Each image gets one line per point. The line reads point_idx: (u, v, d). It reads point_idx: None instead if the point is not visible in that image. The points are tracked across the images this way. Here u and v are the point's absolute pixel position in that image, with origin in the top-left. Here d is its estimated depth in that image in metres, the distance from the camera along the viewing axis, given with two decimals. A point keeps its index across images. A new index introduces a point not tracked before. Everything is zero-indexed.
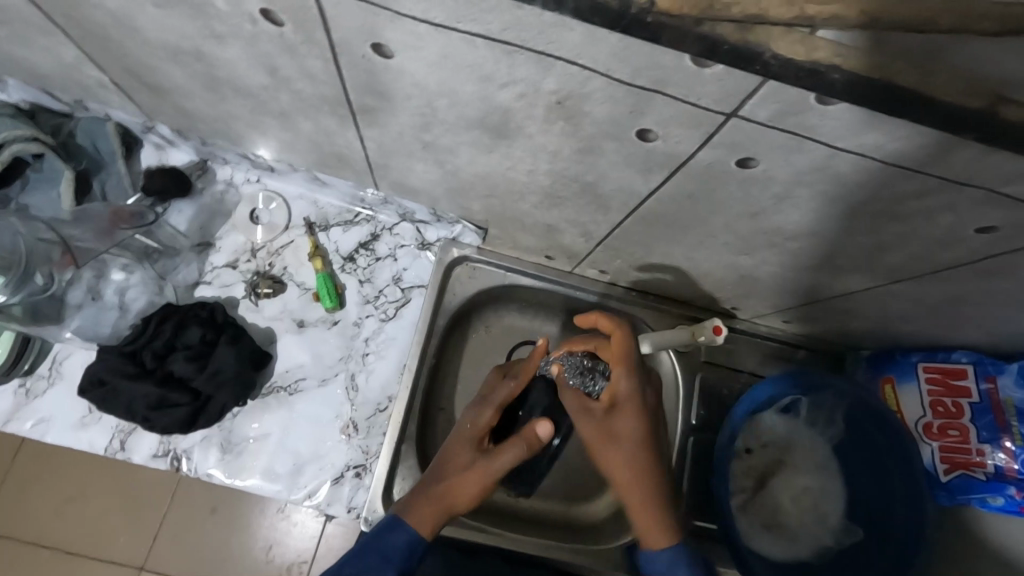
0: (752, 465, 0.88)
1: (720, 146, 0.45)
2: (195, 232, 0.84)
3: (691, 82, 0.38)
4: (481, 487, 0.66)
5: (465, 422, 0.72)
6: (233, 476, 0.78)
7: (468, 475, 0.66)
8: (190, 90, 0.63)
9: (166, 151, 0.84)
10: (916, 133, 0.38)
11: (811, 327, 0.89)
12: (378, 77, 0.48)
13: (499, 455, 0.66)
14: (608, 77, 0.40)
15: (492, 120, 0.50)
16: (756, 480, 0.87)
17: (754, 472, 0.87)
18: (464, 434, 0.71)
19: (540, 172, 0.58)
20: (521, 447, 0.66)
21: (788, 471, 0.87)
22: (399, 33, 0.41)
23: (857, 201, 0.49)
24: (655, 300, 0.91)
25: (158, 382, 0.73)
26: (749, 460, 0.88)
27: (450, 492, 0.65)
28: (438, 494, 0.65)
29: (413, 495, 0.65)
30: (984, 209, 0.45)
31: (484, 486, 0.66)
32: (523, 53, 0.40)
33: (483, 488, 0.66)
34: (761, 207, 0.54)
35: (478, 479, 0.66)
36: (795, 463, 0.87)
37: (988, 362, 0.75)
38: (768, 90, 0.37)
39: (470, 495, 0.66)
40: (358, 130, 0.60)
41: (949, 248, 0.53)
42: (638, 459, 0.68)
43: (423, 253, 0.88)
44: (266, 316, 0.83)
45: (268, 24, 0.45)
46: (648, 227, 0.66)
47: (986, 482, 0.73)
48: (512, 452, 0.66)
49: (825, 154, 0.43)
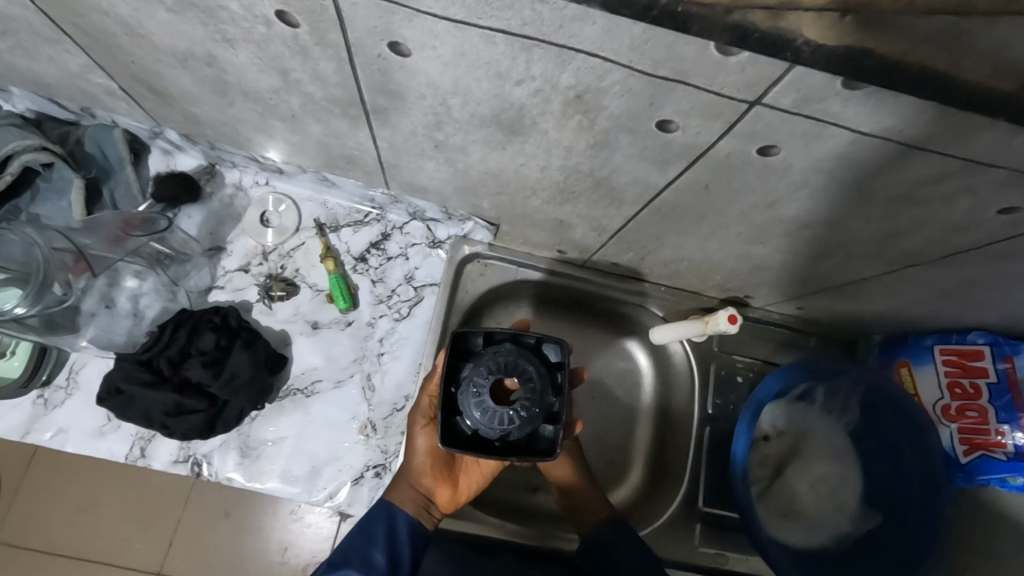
0: (771, 454, 0.88)
1: (740, 135, 0.45)
2: (206, 237, 0.84)
3: (714, 71, 0.38)
4: (425, 466, 0.71)
5: None
6: (253, 479, 0.79)
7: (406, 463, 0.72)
8: (198, 96, 0.63)
9: (174, 157, 0.83)
10: (942, 116, 0.37)
11: (825, 313, 0.89)
12: (392, 77, 0.48)
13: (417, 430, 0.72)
14: (628, 69, 0.40)
15: (507, 117, 0.50)
16: (771, 467, 0.87)
17: (772, 462, 0.87)
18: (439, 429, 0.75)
19: (554, 167, 0.58)
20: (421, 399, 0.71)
21: (805, 456, 0.87)
22: (416, 31, 0.41)
23: (878, 187, 0.48)
24: (667, 291, 0.92)
25: (176, 389, 0.73)
26: (769, 451, 0.88)
27: (403, 475, 0.71)
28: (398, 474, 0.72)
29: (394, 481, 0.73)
30: (1006, 191, 0.45)
31: (427, 462, 0.71)
32: (543, 47, 0.39)
33: (430, 465, 0.71)
34: (778, 195, 0.53)
35: (414, 458, 0.72)
36: (814, 450, 0.87)
37: (1004, 342, 0.75)
38: (792, 77, 0.36)
39: (419, 474, 0.71)
40: (370, 131, 0.60)
41: (969, 231, 0.53)
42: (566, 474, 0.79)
43: (434, 251, 0.88)
44: (280, 318, 0.83)
45: (282, 26, 0.44)
46: (661, 219, 0.65)
47: (1007, 462, 0.74)
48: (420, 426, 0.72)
49: (846, 141, 0.42)
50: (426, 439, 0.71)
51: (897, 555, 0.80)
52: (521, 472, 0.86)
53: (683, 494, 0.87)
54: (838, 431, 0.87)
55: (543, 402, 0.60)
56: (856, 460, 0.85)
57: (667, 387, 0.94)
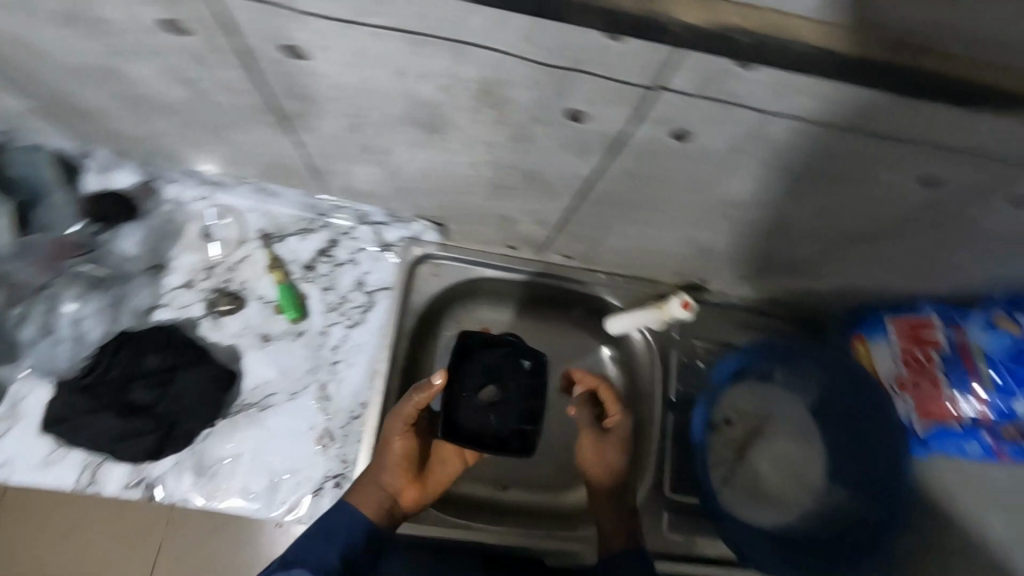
0: (734, 438, 0.88)
1: (651, 121, 0.44)
2: (146, 255, 0.82)
3: (608, 57, 0.37)
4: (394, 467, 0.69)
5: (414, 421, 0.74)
6: (210, 498, 0.77)
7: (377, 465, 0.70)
8: (116, 112, 0.61)
9: (108, 174, 0.81)
10: (840, 91, 0.37)
11: (780, 292, 0.89)
12: (298, 81, 0.47)
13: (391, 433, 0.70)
14: (525, 60, 0.39)
15: (421, 115, 0.49)
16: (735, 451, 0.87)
17: (735, 446, 0.88)
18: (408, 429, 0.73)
19: (482, 163, 0.57)
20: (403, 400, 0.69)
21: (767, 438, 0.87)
22: (307, 34, 0.40)
23: (799, 165, 0.48)
24: (624, 280, 0.91)
25: (121, 412, 0.72)
26: (733, 435, 0.88)
27: (371, 475, 0.69)
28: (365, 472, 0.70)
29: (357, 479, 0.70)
30: (921, 161, 0.45)
31: (397, 464, 0.69)
32: (436, 43, 0.39)
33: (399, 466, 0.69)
34: (706, 180, 0.53)
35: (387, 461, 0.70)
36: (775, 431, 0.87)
37: (954, 311, 0.77)
38: (684, 59, 0.36)
39: (388, 475, 0.69)
40: (293, 137, 0.58)
41: (897, 204, 0.53)
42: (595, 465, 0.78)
43: (384, 254, 0.87)
44: (229, 333, 0.81)
45: (173, 35, 0.43)
46: (601, 209, 0.65)
47: (961, 431, 0.74)
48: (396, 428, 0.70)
49: (755, 121, 0.42)
50: (399, 440, 0.69)
51: (863, 530, 0.80)
52: (494, 469, 0.85)
53: (649, 482, 0.86)
54: (797, 411, 0.88)
55: (526, 407, 0.62)
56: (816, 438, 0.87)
57: (631, 376, 0.93)
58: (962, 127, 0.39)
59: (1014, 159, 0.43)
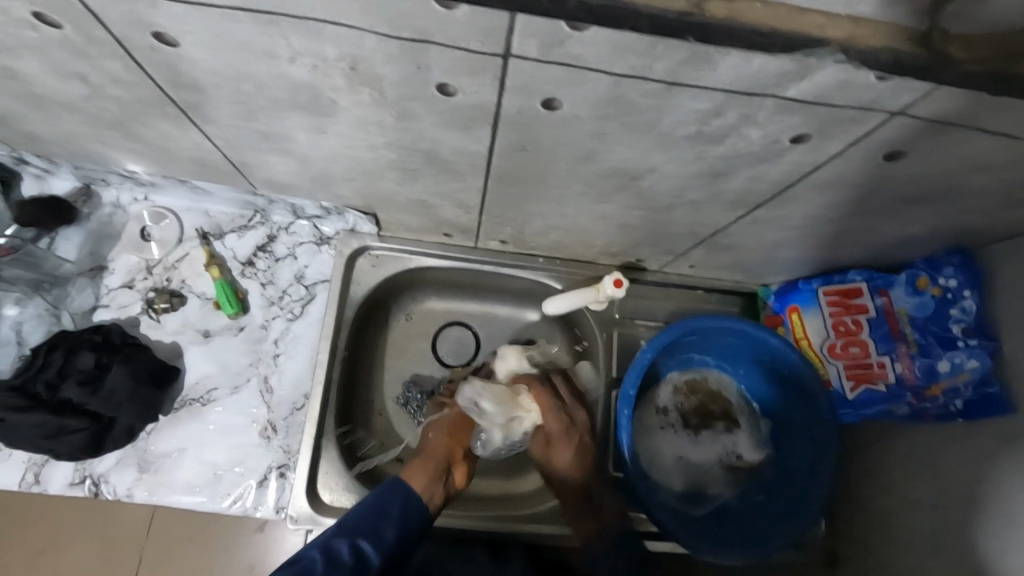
0: (671, 429, 0.86)
1: (515, 90, 0.45)
2: (85, 258, 0.83)
3: (448, 26, 0.38)
4: (439, 432, 0.82)
5: (440, 420, 0.84)
6: (153, 493, 0.78)
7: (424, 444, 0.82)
8: (25, 114, 0.61)
9: (47, 180, 0.82)
10: (672, 47, 0.38)
11: (718, 269, 0.90)
12: (180, 70, 0.48)
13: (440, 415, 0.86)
14: (375, 34, 0.40)
15: (303, 97, 0.50)
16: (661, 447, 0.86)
17: (674, 442, 0.86)
18: (443, 427, 0.83)
19: (380, 146, 0.58)
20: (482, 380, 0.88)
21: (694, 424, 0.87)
22: (165, 19, 0.41)
23: (671, 129, 0.49)
24: (563, 264, 0.92)
25: (52, 410, 0.72)
26: (670, 431, 0.86)
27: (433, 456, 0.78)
28: (422, 458, 0.78)
29: (420, 462, 0.77)
30: (782, 117, 0.46)
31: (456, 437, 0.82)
32: (288, 21, 0.40)
33: (456, 435, 0.83)
34: (591, 150, 0.54)
35: (439, 428, 0.83)
36: (705, 419, 0.87)
37: (878, 277, 0.79)
38: (519, 23, 0.37)
39: (447, 443, 0.81)
40: (199, 130, 0.60)
41: (781, 165, 0.54)
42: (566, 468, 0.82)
43: (322, 248, 0.88)
44: (169, 331, 0.83)
45: (47, 29, 0.44)
46: (510, 188, 0.66)
47: (886, 393, 0.75)
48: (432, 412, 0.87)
49: (609, 84, 0.43)
50: (458, 415, 0.85)
51: (796, 500, 0.80)
52: None
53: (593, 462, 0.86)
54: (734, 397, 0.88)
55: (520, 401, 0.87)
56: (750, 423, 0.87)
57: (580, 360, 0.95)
58: (806, 76, 0.40)
59: (867, 107, 0.43)
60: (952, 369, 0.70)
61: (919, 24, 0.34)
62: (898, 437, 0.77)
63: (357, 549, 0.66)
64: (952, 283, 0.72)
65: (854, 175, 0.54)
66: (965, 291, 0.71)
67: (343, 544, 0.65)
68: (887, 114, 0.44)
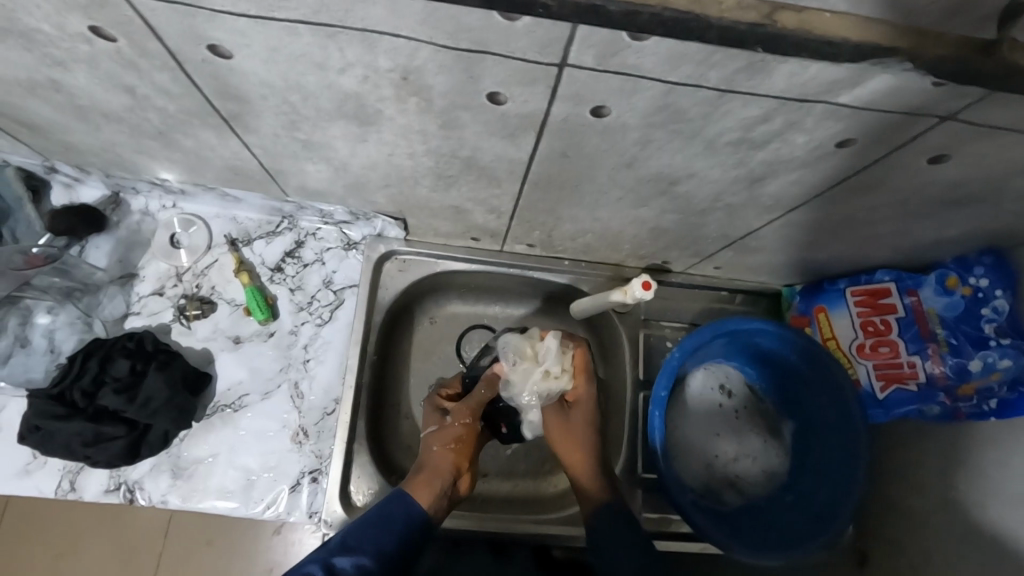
0: (713, 408, 0.88)
1: (566, 99, 0.45)
2: (116, 266, 0.84)
3: (507, 38, 0.39)
4: (440, 440, 0.77)
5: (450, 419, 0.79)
6: (187, 499, 0.78)
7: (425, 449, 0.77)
8: (64, 123, 0.61)
9: (76, 189, 0.83)
10: (730, 56, 0.38)
11: (744, 271, 0.90)
12: (228, 81, 0.48)
13: (443, 423, 0.79)
14: (432, 45, 0.40)
15: (350, 107, 0.50)
16: (694, 416, 0.88)
17: (710, 419, 0.88)
18: (445, 435, 0.78)
19: (421, 153, 0.58)
20: (484, 386, 0.78)
21: (734, 419, 0.88)
22: (222, 31, 0.41)
23: (717, 135, 0.49)
24: (589, 266, 0.92)
25: (90, 418, 0.73)
26: (711, 406, 0.88)
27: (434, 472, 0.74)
28: (424, 476, 0.74)
29: (419, 477, 0.73)
30: (831, 122, 0.46)
31: (456, 446, 0.77)
32: (345, 33, 0.40)
33: (457, 440, 0.78)
34: (633, 155, 0.54)
35: (444, 441, 0.77)
36: (745, 422, 0.88)
37: (907, 277, 0.79)
38: (579, 34, 0.37)
39: (446, 459, 0.76)
40: (238, 139, 0.60)
41: (823, 169, 0.54)
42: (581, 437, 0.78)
43: (350, 253, 0.88)
44: (199, 337, 0.83)
45: (101, 42, 0.44)
46: (545, 194, 0.66)
47: (917, 393, 0.75)
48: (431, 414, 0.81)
49: (661, 92, 0.43)
50: (461, 423, 0.78)
51: (825, 500, 0.79)
52: None
53: (623, 462, 0.87)
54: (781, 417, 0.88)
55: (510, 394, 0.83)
56: (779, 424, 0.88)
57: (605, 362, 0.95)
58: (859, 84, 0.40)
59: (917, 112, 0.44)
60: (984, 369, 0.71)
61: (983, 35, 0.34)
62: (931, 437, 0.77)
63: (360, 565, 0.64)
64: (983, 282, 0.72)
65: (895, 178, 0.55)
66: (997, 291, 0.71)
67: (347, 560, 0.64)
68: (937, 119, 0.44)
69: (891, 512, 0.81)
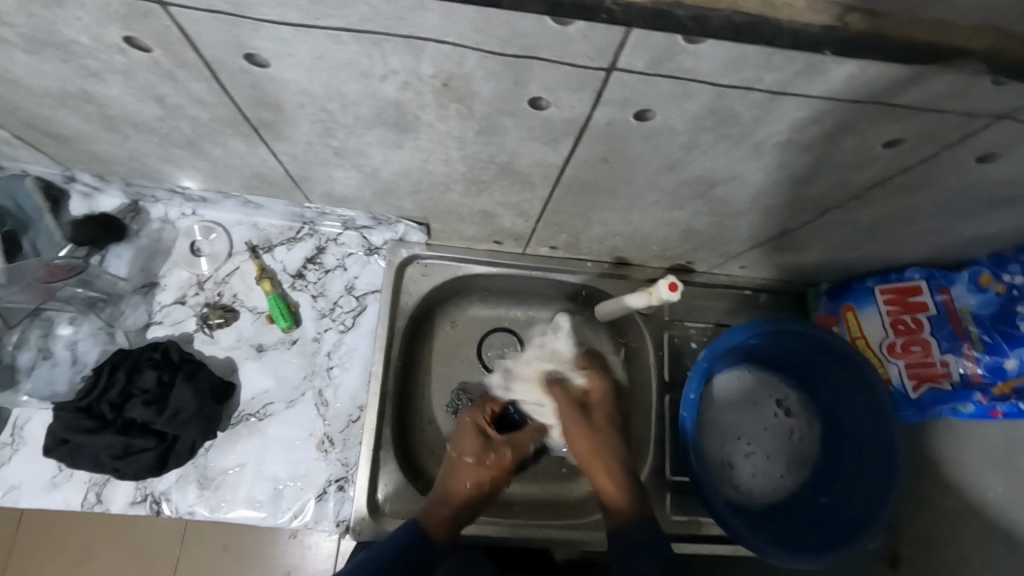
0: (767, 413, 0.87)
1: (612, 103, 0.44)
2: (137, 275, 0.83)
3: (561, 43, 0.38)
4: (476, 475, 0.76)
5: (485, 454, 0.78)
6: (214, 509, 0.77)
7: (451, 473, 0.77)
8: (90, 133, 0.60)
9: (95, 198, 0.82)
10: (789, 59, 0.37)
11: (770, 270, 0.89)
12: (265, 90, 0.47)
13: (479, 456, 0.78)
14: (480, 51, 0.39)
15: (389, 115, 0.49)
16: (750, 406, 0.87)
17: (762, 420, 0.87)
18: (480, 471, 0.77)
19: (455, 159, 0.57)
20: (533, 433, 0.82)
21: (777, 432, 0.86)
22: (265, 41, 0.40)
23: (763, 137, 0.48)
24: (612, 268, 0.91)
25: (121, 432, 0.72)
26: (767, 407, 0.87)
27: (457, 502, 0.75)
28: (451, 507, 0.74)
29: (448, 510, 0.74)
30: (883, 124, 0.45)
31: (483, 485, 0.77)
32: (392, 41, 0.39)
33: (484, 473, 0.77)
34: (674, 158, 0.53)
35: (476, 475, 0.77)
36: (779, 444, 0.86)
37: (939, 275, 0.77)
38: (636, 39, 0.36)
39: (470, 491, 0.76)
40: (268, 147, 0.59)
41: (868, 170, 0.53)
42: (602, 439, 0.77)
43: (372, 258, 0.88)
44: (223, 346, 0.82)
45: (137, 52, 0.43)
46: (578, 197, 0.65)
47: (953, 392, 0.74)
48: (469, 436, 0.79)
49: (712, 96, 0.42)
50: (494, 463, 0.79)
51: (858, 501, 0.78)
52: None
53: (649, 466, 0.85)
54: (808, 450, 0.86)
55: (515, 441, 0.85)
56: (809, 424, 0.87)
57: (628, 366, 0.93)
58: (918, 86, 0.39)
59: (974, 112, 0.43)
60: (1021, 367, 0.70)
61: None
62: (964, 436, 0.77)
63: None
64: (1019, 280, 0.71)
65: (940, 178, 0.54)
66: None
67: None
68: (993, 119, 0.44)
69: (923, 512, 0.80)
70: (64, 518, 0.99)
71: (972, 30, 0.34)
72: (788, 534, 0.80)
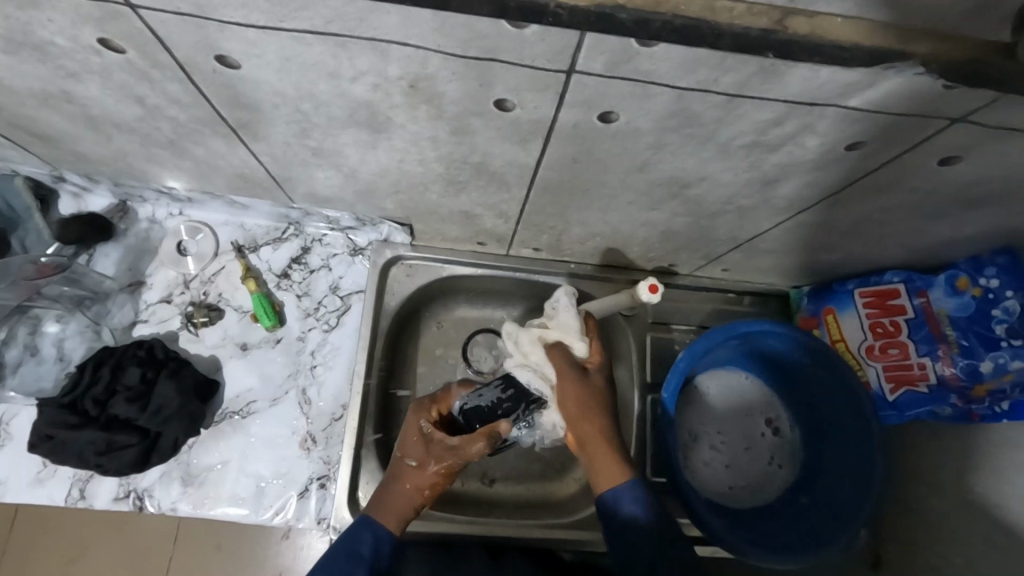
0: (755, 432, 0.88)
1: (576, 105, 0.45)
2: (125, 274, 0.84)
3: (518, 45, 0.38)
4: (420, 477, 0.70)
5: (431, 451, 0.71)
6: (197, 507, 0.78)
7: (393, 478, 0.71)
8: (74, 133, 0.62)
9: (84, 198, 0.83)
10: (741, 62, 0.38)
11: (752, 273, 0.89)
12: (238, 91, 0.48)
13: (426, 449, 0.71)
14: (442, 54, 0.40)
15: (361, 115, 0.50)
16: (738, 421, 0.88)
17: (748, 437, 0.87)
18: (424, 467, 0.70)
19: (431, 159, 0.58)
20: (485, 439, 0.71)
21: (760, 450, 0.87)
22: (233, 42, 0.41)
23: (728, 138, 0.49)
24: (595, 269, 0.91)
25: (102, 427, 0.73)
26: (757, 426, 0.88)
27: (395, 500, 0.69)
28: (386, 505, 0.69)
29: (386, 503, 0.69)
30: (843, 126, 0.46)
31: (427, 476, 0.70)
32: (356, 43, 0.40)
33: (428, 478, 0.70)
34: (643, 159, 0.54)
35: (416, 474, 0.70)
36: (759, 460, 0.87)
37: (917, 278, 0.78)
38: (589, 42, 0.37)
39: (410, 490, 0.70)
40: (247, 147, 0.60)
41: (835, 171, 0.54)
42: (588, 410, 0.71)
43: (356, 258, 0.89)
44: (208, 345, 0.83)
45: (111, 53, 0.45)
46: (554, 198, 0.66)
47: (929, 395, 0.75)
48: (411, 433, 0.72)
49: (672, 97, 0.43)
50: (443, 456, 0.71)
51: (838, 502, 0.79)
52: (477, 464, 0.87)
53: (631, 467, 0.86)
54: (785, 465, 0.87)
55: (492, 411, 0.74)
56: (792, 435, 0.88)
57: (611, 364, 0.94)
58: (869, 88, 0.40)
59: (930, 114, 0.43)
60: (996, 370, 0.71)
61: (995, 37, 0.35)
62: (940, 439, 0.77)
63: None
64: (994, 283, 0.71)
65: (907, 179, 0.54)
66: (1008, 291, 0.70)
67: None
68: (949, 121, 0.44)
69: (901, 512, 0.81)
70: (58, 516, 1.00)
71: (913, 32, 0.35)
72: (766, 535, 0.79)
